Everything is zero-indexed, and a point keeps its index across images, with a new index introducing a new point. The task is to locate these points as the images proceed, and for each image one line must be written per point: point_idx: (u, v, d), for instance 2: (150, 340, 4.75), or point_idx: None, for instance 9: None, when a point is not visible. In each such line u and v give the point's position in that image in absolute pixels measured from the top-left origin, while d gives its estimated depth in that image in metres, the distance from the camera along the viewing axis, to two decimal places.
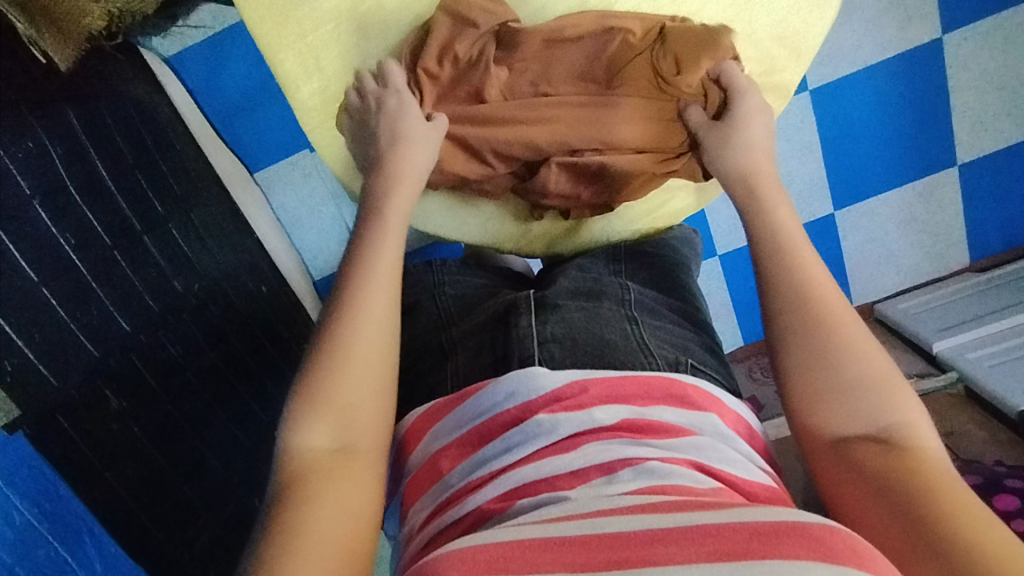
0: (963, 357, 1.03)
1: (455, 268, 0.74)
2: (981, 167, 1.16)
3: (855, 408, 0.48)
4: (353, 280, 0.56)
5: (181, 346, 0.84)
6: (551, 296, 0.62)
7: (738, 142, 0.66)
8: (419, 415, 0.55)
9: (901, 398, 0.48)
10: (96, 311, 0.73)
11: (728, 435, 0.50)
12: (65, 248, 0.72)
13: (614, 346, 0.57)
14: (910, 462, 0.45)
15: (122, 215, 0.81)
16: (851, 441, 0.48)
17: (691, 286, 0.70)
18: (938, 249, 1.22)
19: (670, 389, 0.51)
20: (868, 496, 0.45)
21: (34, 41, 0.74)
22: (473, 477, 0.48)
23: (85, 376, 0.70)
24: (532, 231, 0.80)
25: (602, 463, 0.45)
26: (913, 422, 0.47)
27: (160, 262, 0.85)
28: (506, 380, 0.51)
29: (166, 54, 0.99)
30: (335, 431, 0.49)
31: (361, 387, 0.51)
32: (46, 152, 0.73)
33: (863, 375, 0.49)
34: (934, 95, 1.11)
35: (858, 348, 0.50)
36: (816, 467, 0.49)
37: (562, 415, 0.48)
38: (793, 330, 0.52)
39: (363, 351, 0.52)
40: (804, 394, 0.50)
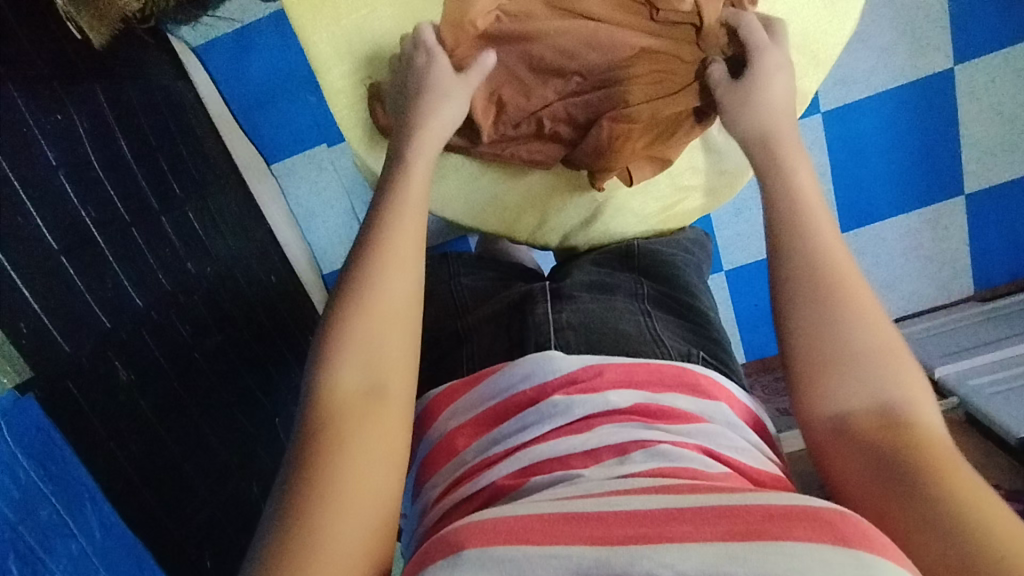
0: (964, 383, 1.03)
1: (470, 261, 0.75)
2: (988, 197, 1.18)
3: (857, 381, 0.46)
4: (380, 230, 0.57)
5: (190, 328, 0.85)
6: (567, 288, 0.63)
7: (754, 104, 0.63)
8: (437, 394, 0.56)
9: (902, 370, 0.46)
10: (111, 283, 0.74)
11: (737, 425, 0.50)
12: (86, 220, 0.73)
13: (628, 337, 0.57)
14: (912, 437, 0.43)
15: (141, 194, 0.83)
16: (854, 414, 0.46)
17: (701, 285, 0.71)
18: (942, 277, 1.23)
19: (681, 377, 0.52)
20: (866, 474, 0.43)
21: (72, 18, 0.76)
22: (486, 455, 0.49)
23: (97, 346, 0.71)
24: (547, 223, 0.81)
25: (614, 443, 0.46)
26: (916, 397, 0.45)
27: (175, 242, 0.86)
28: (523, 363, 0.52)
29: (194, 44, 1.01)
30: (361, 370, 0.49)
31: (389, 334, 0.51)
32: (73, 128, 0.75)
33: (862, 349, 0.48)
34: (943, 124, 1.13)
35: (864, 321, 0.49)
36: (818, 446, 0.47)
37: (577, 397, 0.49)
38: (801, 299, 0.51)
39: (390, 299, 0.52)
40: (808, 364, 0.48)
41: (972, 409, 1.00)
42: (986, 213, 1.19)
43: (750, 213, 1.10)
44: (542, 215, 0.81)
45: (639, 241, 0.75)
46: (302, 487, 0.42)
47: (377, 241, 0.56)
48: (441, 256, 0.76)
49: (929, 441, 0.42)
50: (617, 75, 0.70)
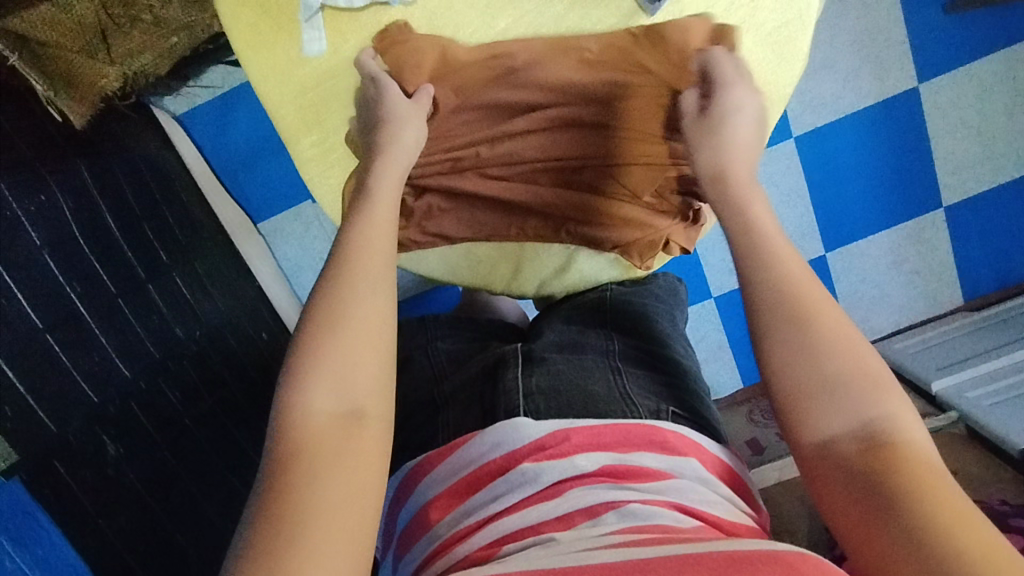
0: (962, 396, 1.03)
1: (445, 321, 0.79)
2: (969, 209, 1.19)
3: (837, 407, 0.44)
4: (349, 244, 0.54)
5: (180, 394, 0.84)
6: (537, 350, 0.66)
7: (715, 142, 0.59)
8: (415, 465, 0.58)
9: (884, 394, 0.44)
10: (98, 357, 0.74)
11: (710, 479, 0.52)
12: (71, 296, 0.74)
13: (596, 397, 0.59)
14: (903, 471, 0.41)
15: (127, 264, 0.84)
16: (839, 442, 0.44)
17: (673, 335, 0.71)
18: (930, 290, 1.24)
19: (649, 435, 0.54)
20: (852, 503, 0.42)
21: (50, 100, 0.75)
22: (460, 527, 0.51)
23: (84, 423, 0.71)
24: (522, 272, 0.79)
25: (584, 507, 0.48)
26: (897, 413, 0.43)
27: (164, 310, 0.87)
28: (492, 432, 0.55)
29: (177, 112, 1.04)
30: (338, 391, 0.46)
31: (367, 356, 0.48)
32: (57, 206, 0.76)
33: (841, 371, 0.45)
34: (914, 141, 1.16)
35: (838, 347, 0.46)
36: (806, 474, 0.45)
37: (546, 463, 0.51)
38: (773, 328, 0.48)
39: (366, 319, 0.49)
40: (788, 396, 0.46)
41: (972, 422, 0.99)
42: (966, 227, 1.20)
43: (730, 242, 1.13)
44: (517, 266, 0.79)
45: (612, 288, 0.75)
46: (278, 528, 0.39)
47: (344, 255, 0.53)
48: (418, 320, 0.81)
49: (916, 463, 0.41)
50: (607, 141, 0.71)
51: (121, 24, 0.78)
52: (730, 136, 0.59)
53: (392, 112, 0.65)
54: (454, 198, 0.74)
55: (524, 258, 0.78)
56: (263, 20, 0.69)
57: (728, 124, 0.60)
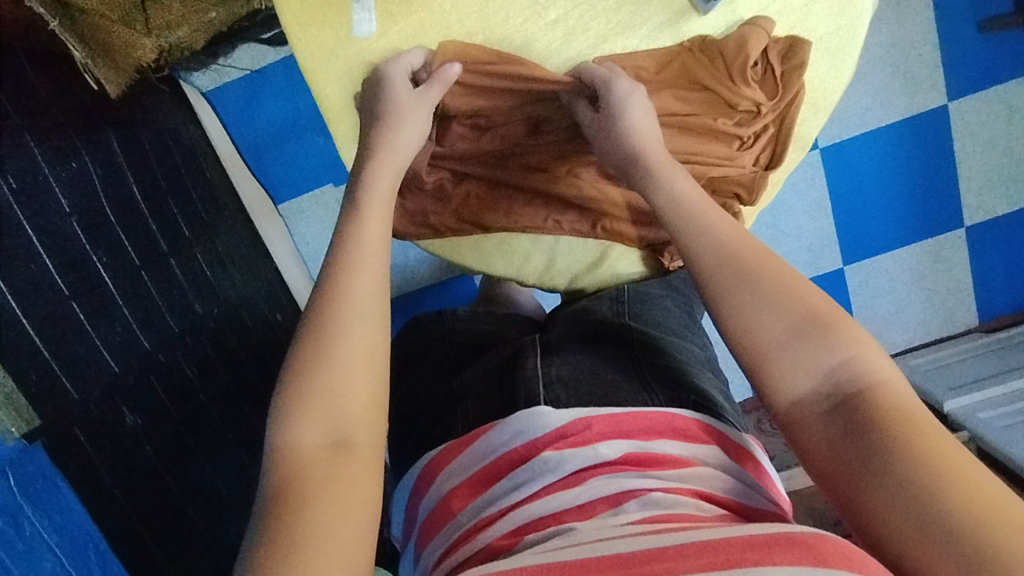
0: (974, 416, 1.03)
1: (465, 312, 0.79)
2: (989, 230, 1.19)
3: (798, 362, 0.47)
4: (338, 269, 0.54)
5: (196, 370, 0.85)
6: (555, 341, 0.67)
7: (615, 130, 0.64)
8: (436, 455, 0.59)
9: (845, 330, 0.47)
10: (120, 327, 0.74)
11: (731, 466, 0.53)
12: (96, 264, 0.74)
13: (615, 388, 0.60)
14: (883, 418, 0.43)
15: (150, 236, 0.84)
16: (804, 401, 0.47)
17: (690, 324, 0.72)
18: (947, 309, 1.23)
19: (671, 424, 0.55)
20: (839, 454, 0.44)
21: (89, 68, 0.74)
22: (482, 515, 0.51)
23: (105, 393, 0.70)
24: (554, 266, 0.78)
25: (607, 496, 0.49)
26: (864, 351, 0.46)
27: (184, 284, 0.88)
28: (513, 421, 0.55)
29: (204, 88, 1.05)
30: (326, 422, 0.47)
31: (357, 387, 0.48)
32: (87, 174, 0.76)
33: (802, 319, 0.48)
34: (939, 159, 1.15)
35: (792, 297, 0.50)
36: (785, 430, 0.48)
37: (567, 452, 0.52)
38: (718, 293, 0.52)
39: (355, 349, 0.49)
40: (744, 353, 0.50)
41: (983, 444, 0.99)
42: (986, 248, 1.20)
43: None
44: (550, 260, 0.78)
45: (629, 284, 0.74)
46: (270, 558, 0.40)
47: (332, 281, 0.53)
48: (437, 313, 0.80)
49: (885, 403, 0.43)
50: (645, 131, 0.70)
51: None
52: (632, 122, 0.64)
53: (393, 102, 0.65)
54: (496, 184, 0.75)
55: (554, 252, 0.77)
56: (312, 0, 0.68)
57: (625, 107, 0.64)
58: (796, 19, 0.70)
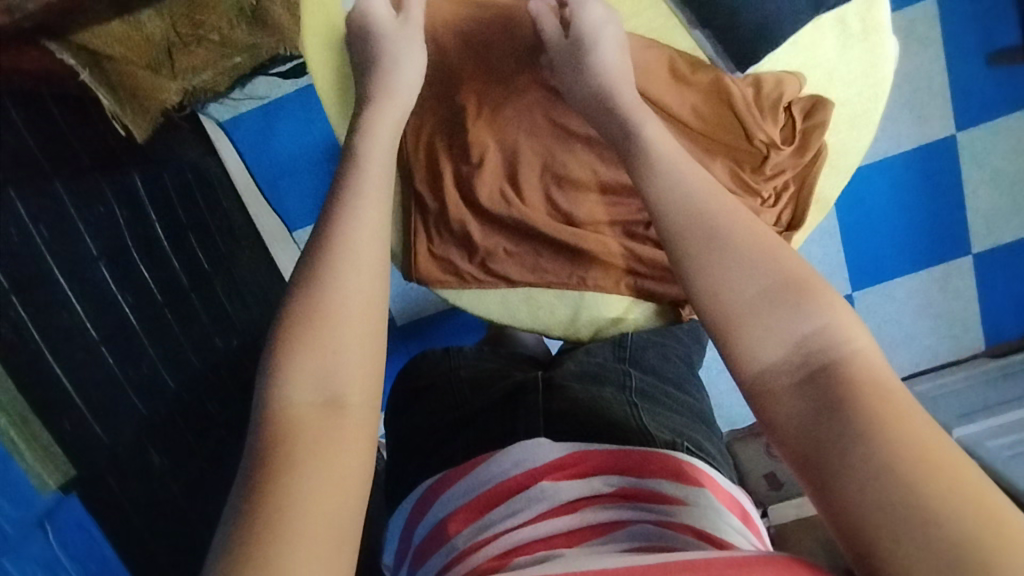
0: (982, 444, 1.04)
1: (471, 353, 0.79)
2: (997, 257, 1.20)
3: (770, 319, 0.43)
4: (336, 221, 0.51)
5: (217, 403, 0.86)
6: (558, 378, 0.69)
7: (588, 65, 0.63)
8: (437, 483, 0.62)
9: (809, 292, 0.43)
10: (146, 367, 0.75)
11: (721, 509, 0.54)
12: (122, 305, 0.75)
13: (615, 424, 0.62)
14: (850, 389, 0.39)
15: (172, 272, 0.85)
16: (777, 371, 0.42)
17: (685, 374, 0.76)
18: (954, 335, 1.25)
19: (666, 463, 0.56)
20: (808, 422, 0.39)
21: (116, 116, 0.78)
22: (475, 539, 0.53)
23: (134, 436, 0.72)
24: (580, 317, 0.77)
25: (597, 525, 0.51)
26: (837, 322, 0.42)
27: (205, 318, 0.89)
28: (514, 451, 0.59)
29: (221, 118, 1.06)
30: (318, 378, 0.44)
31: (350, 341, 0.45)
32: (114, 216, 0.77)
33: (769, 276, 0.45)
34: (948, 188, 1.17)
35: (756, 249, 0.46)
36: (756, 408, 0.42)
37: (564, 483, 0.55)
38: (685, 253, 0.48)
39: (351, 301, 0.47)
40: (711, 318, 0.45)
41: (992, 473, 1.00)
42: (993, 274, 1.21)
43: None
44: (576, 311, 0.77)
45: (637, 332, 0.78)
46: (256, 526, 0.37)
47: (329, 235, 0.50)
48: (444, 349, 0.81)
49: (856, 381, 0.39)
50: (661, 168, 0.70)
51: (189, 42, 0.77)
52: (600, 58, 0.63)
53: (389, 52, 0.64)
54: (519, 234, 0.75)
55: (581, 304, 0.76)
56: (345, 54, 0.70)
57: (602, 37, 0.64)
58: (826, 68, 0.70)
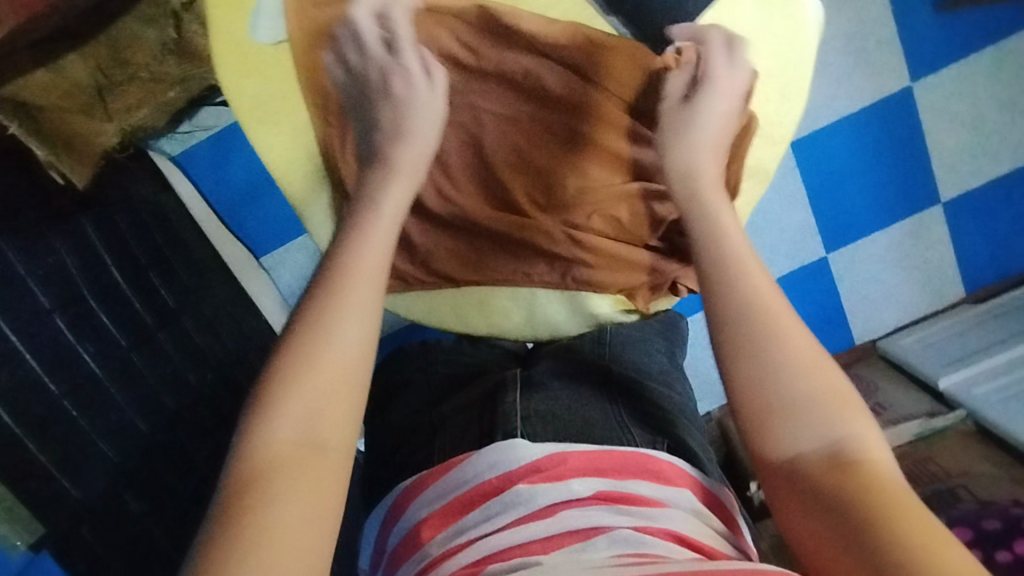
0: (971, 393, 1.04)
1: (450, 343, 0.79)
2: (967, 203, 1.20)
3: (802, 425, 0.47)
4: (337, 265, 0.53)
5: (196, 440, 0.86)
6: (535, 376, 0.70)
7: (689, 140, 0.61)
8: (408, 487, 0.61)
9: (851, 416, 0.47)
10: (115, 416, 0.75)
11: (701, 510, 0.55)
12: (83, 355, 0.74)
13: (593, 425, 0.63)
14: (864, 490, 0.43)
15: (136, 315, 0.85)
16: (800, 458, 0.47)
17: (668, 371, 0.75)
18: (934, 284, 1.24)
19: (645, 465, 0.57)
20: (820, 525, 0.44)
21: (53, 163, 0.75)
22: (450, 544, 0.53)
23: (108, 486, 0.72)
24: (535, 317, 0.76)
25: (575, 529, 0.50)
26: (863, 434, 0.46)
27: (175, 356, 0.88)
28: (488, 454, 0.58)
29: (173, 152, 1.05)
30: (301, 418, 0.45)
31: (334, 384, 0.47)
32: (64, 266, 0.77)
33: (807, 395, 0.48)
34: (909, 140, 1.16)
35: (801, 359, 0.49)
36: (772, 494, 0.48)
37: (541, 487, 0.54)
38: (730, 345, 0.51)
39: (343, 350, 0.48)
40: (748, 409, 0.49)
41: (983, 420, 1.00)
42: (965, 220, 1.21)
43: None
44: (530, 312, 0.76)
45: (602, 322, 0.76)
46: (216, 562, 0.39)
47: (330, 277, 0.52)
48: (422, 344, 0.81)
49: (879, 483, 0.44)
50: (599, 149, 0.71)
51: (120, 83, 0.77)
52: (704, 132, 0.61)
53: (405, 99, 0.62)
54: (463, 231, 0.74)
55: (534, 302, 0.76)
56: (268, 91, 0.67)
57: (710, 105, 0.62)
58: (764, 34, 0.68)
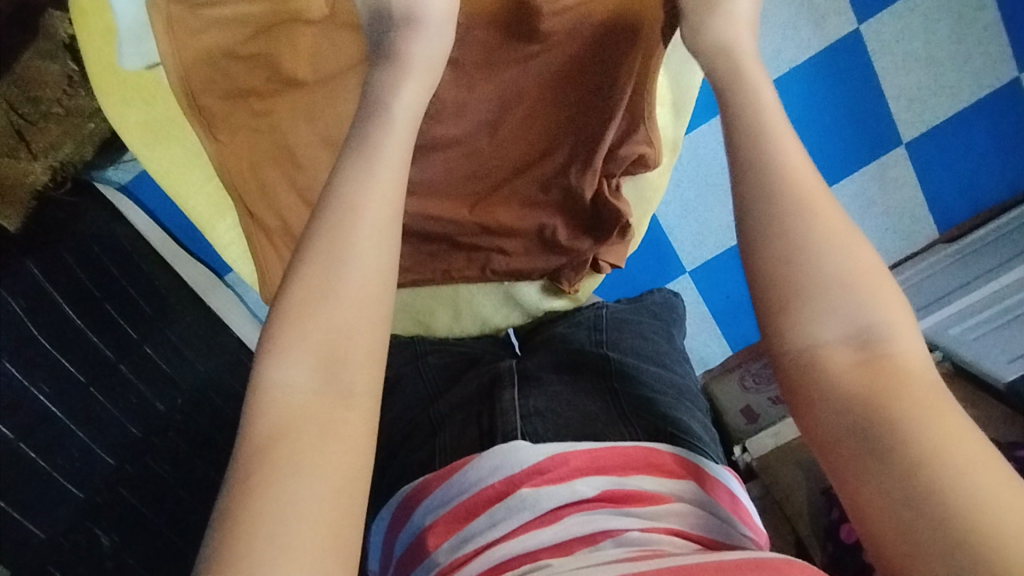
0: (944, 333, 1.03)
1: (433, 339, 0.81)
2: (931, 140, 1.17)
3: (828, 313, 0.45)
4: (343, 190, 0.50)
5: (170, 466, 0.89)
6: (532, 369, 0.70)
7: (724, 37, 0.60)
8: (407, 493, 0.60)
9: (882, 293, 0.45)
10: (77, 452, 0.79)
11: (710, 501, 0.55)
12: (39, 397, 0.77)
13: (593, 418, 0.63)
14: (892, 379, 0.42)
15: (97, 350, 0.86)
16: (829, 342, 0.44)
17: (667, 351, 0.78)
18: (904, 226, 1.22)
19: (649, 459, 0.57)
20: (845, 431, 0.41)
21: None
22: (456, 556, 0.53)
23: (75, 519, 0.77)
24: (464, 313, 0.82)
25: (584, 535, 0.51)
26: (893, 320, 0.44)
27: (141, 386, 0.89)
28: (491, 457, 0.57)
29: (123, 181, 0.99)
30: (319, 367, 0.44)
31: (353, 329, 0.46)
32: (11, 312, 0.78)
33: (842, 273, 0.46)
34: (865, 82, 1.13)
35: (834, 244, 0.47)
36: (787, 382, 0.46)
37: (544, 490, 0.54)
38: (762, 227, 0.49)
39: (354, 285, 0.47)
40: (776, 284, 0.47)
41: (956, 360, 0.99)
42: (931, 158, 1.18)
43: (698, 212, 1.18)
44: (457, 309, 0.82)
45: (527, 309, 0.81)
46: (238, 527, 0.38)
47: (337, 207, 0.49)
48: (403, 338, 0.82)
49: (907, 376, 0.42)
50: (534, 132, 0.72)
51: (35, 121, 0.83)
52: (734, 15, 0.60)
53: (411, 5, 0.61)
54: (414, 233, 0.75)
55: (460, 299, 0.82)
56: (151, 115, 0.71)
57: (725, 8, 0.60)
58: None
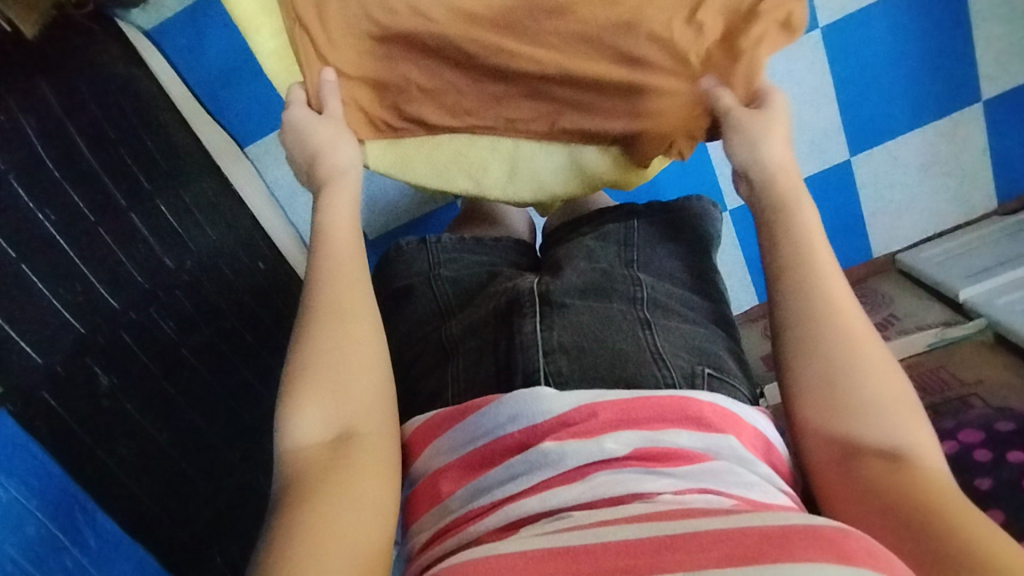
0: (992, 303, 0.96)
1: (451, 244, 0.75)
2: (1011, 101, 1.09)
3: (861, 423, 0.51)
4: (321, 278, 0.58)
5: (175, 324, 0.84)
6: (557, 293, 0.62)
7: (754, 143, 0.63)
8: (418, 427, 0.57)
9: (911, 417, 0.51)
10: (82, 288, 0.74)
11: (747, 458, 0.50)
12: (43, 223, 0.72)
13: (625, 356, 0.57)
14: (917, 481, 0.47)
15: (106, 191, 0.80)
16: (862, 455, 0.50)
17: (711, 281, 0.71)
18: (962, 191, 1.15)
19: (685, 410, 0.51)
20: (876, 519, 0.46)
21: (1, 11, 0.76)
22: (473, 505, 0.49)
23: (73, 352, 0.71)
24: (519, 172, 0.75)
25: (610, 495, 0.46)
26: (919, 441, 0.50)
27: (150, 237, 0.84)
28: (510, 403, 0.52)
29: (146, 27, 0.96)
30: (325, 418, 0.51)
31: (350, 376, 0.53)
32: (20, 128, 0.73)
33: (877, 395, 0.51)
34: (953, 27, 1.05)
35: (871, 368, 0.52)
36: (818, 481, 0.52)
37: (570, 444, 0.49)
38: (800, 342, 0.54)
39: (341, 341, 0.54)
40: (813, 398, 0.53)
41: (1002, 329, 0.93)
42: (1006, 121, 1.11)
43: None
44: (514, 167, 0.75)
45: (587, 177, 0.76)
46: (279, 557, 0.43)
47: (321, 283, 0.58)
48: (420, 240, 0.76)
49: (930, 480, 0.47)
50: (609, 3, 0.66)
51: None
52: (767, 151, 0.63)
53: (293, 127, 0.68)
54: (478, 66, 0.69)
55: (518, 155, 0.74)
56: None
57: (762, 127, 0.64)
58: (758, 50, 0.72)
